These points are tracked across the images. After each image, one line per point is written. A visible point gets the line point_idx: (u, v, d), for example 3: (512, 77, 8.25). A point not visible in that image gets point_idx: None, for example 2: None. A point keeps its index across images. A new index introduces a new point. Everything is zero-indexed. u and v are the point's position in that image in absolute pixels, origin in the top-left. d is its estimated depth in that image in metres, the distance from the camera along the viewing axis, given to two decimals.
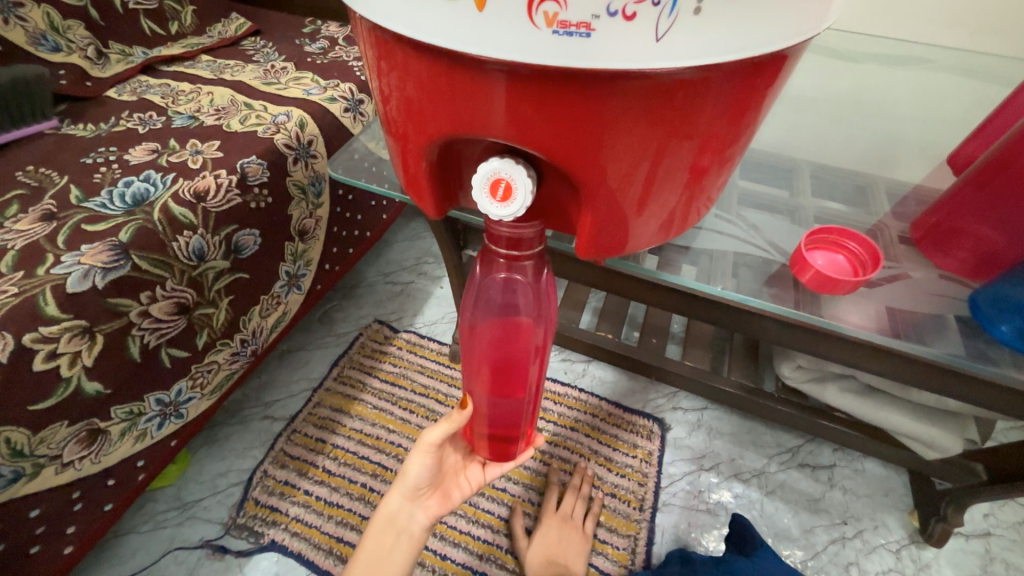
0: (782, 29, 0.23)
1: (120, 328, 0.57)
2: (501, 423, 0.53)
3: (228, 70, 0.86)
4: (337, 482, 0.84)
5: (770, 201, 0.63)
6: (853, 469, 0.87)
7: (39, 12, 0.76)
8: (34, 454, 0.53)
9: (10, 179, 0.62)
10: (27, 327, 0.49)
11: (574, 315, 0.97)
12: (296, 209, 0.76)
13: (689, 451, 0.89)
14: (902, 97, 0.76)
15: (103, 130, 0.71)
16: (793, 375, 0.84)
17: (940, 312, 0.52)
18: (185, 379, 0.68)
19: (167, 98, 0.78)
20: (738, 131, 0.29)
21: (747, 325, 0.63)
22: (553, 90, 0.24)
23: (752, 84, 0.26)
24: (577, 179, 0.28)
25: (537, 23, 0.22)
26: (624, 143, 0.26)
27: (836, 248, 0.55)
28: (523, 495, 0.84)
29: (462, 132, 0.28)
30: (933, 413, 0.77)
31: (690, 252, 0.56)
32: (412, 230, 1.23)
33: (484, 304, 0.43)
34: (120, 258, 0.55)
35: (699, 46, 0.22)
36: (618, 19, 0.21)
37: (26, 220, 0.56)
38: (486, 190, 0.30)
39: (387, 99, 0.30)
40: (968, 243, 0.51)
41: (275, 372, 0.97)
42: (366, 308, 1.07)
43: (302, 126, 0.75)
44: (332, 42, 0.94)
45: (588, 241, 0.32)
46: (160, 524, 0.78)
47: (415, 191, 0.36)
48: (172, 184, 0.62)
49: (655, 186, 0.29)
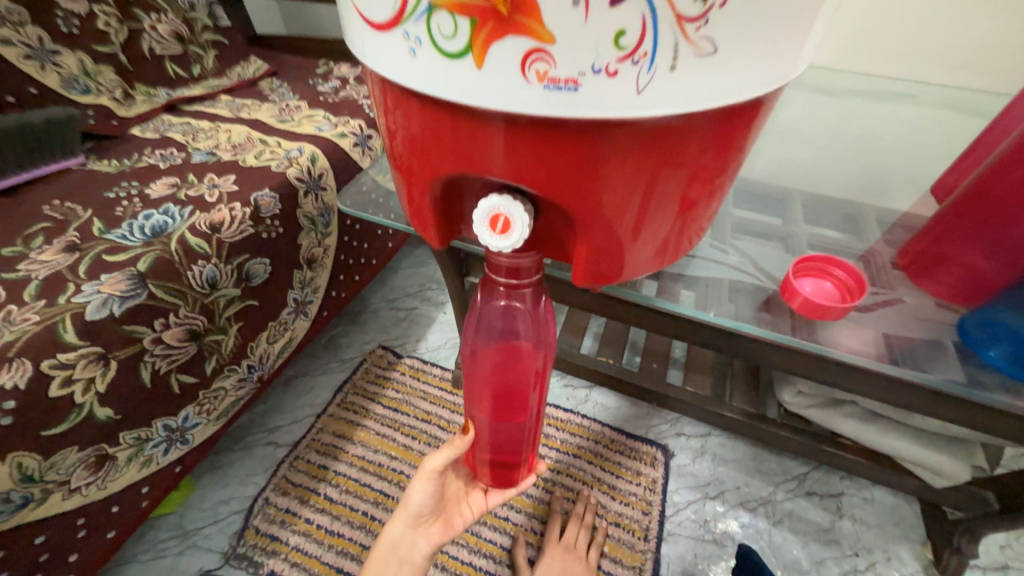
0: (758, 79, 0.26)
1: (134, 355, 0.58)
2: (502, 449, 0.53)
3: (245, 109, 0.91)
4: (339, 510, 0.83)
5: (762, 230, 0.66)
6: (863, 498, 0.86)
7: (74, 59, 0.82)
8: (43, 480, 0.54)
9: (37, 212, 0.65)
10: (46, 353, 0.51)
11: (576, 341, 0.99)
12: (305, 238, 0.79)
13: (694, 478, 0.88)
14: (888, 129, 0.78)
15: (126, 166, 0.75)
16: (795, 401, 0.83)
17: (934, 338, 0.53)
18: (193, 405, 0.69)
19: (188, 135, 0.83)
20: (723, 165, 0.31)
21: (747, 350, 0.64)
22: (547, 134, 0.26)
23: (731, 126, 0.28)
24: (572, 212, 0.30)
25: (529, 79, 0.24)
26: (615, 180, 0.28)
27: (823, 275, 0.56)
28: (525, 524, 0.83)
29: (465, 170, 0.30)
30: (939, 440, 0.76)
31: (686, 279, 0.57)
32: (416, 257, 1.26)
33: (485, 329, 0.45)
34: (137, 287, 0.58)
35: (677, 97, 0.24)
36: (602, 76, 0.23)
37: (50, 251, 0.59)
38: (486, 223, 0.32)
39: (394, 137, 0.33)
40: (956, 270, 0.52)
41: (280, 398, 0.98)
42: (371, 334, 1.09)
43: (314, 160, 0.79)
44: (343, 82, 1.00)
45: (584, 269, 0.34)
46: (160, 553, 0.78)
47: (420, 222, 0.38)
48: (189, 217, 0.65)
49: (647, 216, 0.31)
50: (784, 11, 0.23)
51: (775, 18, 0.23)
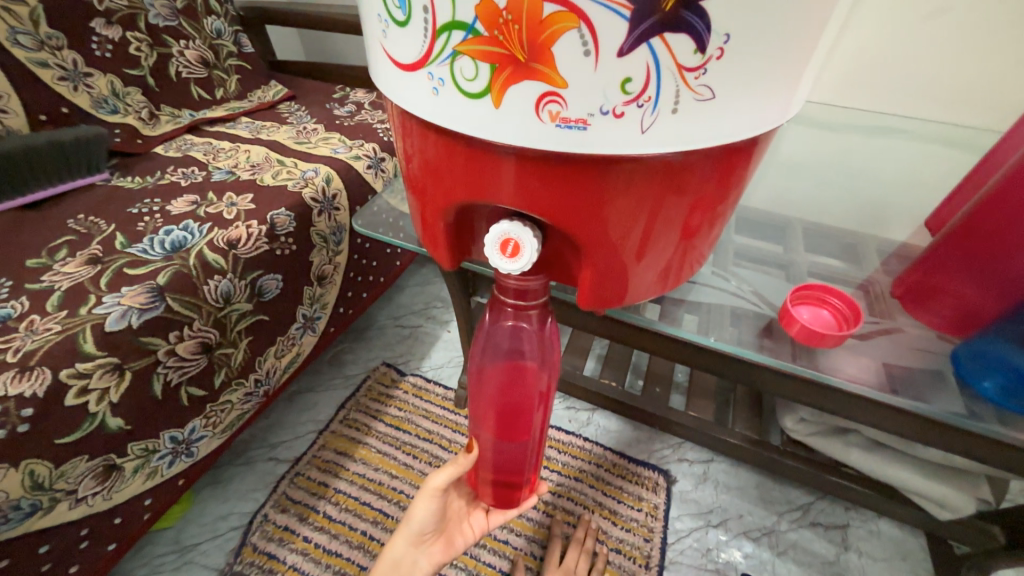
0: (755, 119, 0.28)
1: (148, 366, 0.60)
2: (504, 469, 0.54)
3: (264, 130, 0.95)
4: (337, 529, 0.82)
5: (763, 258, 0.67)
6: (868, 530, 0.85)
7: (105, 81, 0.86)
8: (52, 488, 0.54)
9: (62, 226, 0.68)
10: (65, 362, 0.52)
11: (579, 362, 1.00)
12: (317, 256, 0.81)
13: (696, 505, 0.87)
14: (885, 162, 0.81)
15: (149, 183, 0.78)
16: (798, 428, 0.83)
17: (931, 368, 0.54)
18: (200, 418, 0.70)
19: (209, 155, 0.86)
20: (723, 196, 0.33)
21: (748, 375, 0.64)
22: (556, 168, 0.28)
23: (730, 161, 0.30)
24: (578, 239, 0.32)
25: (542, 118, 0.26)
26: (620, 209, 0.30)
27: (821, 303, 0.58)
28: (525, 548, 0.82)
29: (478, 198, 0.32)
30: (943, 471, 0.75)
31: (687, 304, 0.59)
32: (422, 276, 1.28)
33: (492, 349, 0.46)
34: (155, 300, 0.60)
35: (678, 136, 0.26)
36: (610, 116, 0.25)
37: (74, 263, 0.61)
38: (497, 247, 0.34)
39: (412, 165, 0.35)
40: (950, 301, 0.53)
41: (283, 413, 0.98)
42: (376, 351, 1.10)
43: (329, 181, 0.82)
44: (358, 107, 1.04)
45: (590, 292, 0.36)
46: (157, 569, 0.77)
47: (433, 244, 0.40)
48: (208, 233, 0.68)
49: (650, 243, 0.33)
50: (778, 60, 0.26)
51: (769, 67, 0.25)
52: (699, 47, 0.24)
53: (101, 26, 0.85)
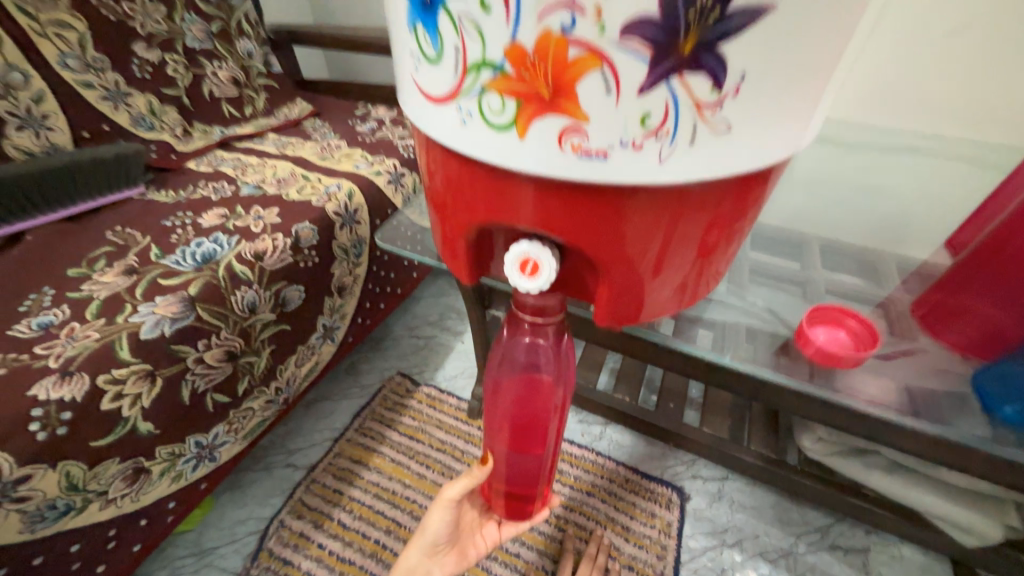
0: (771, 148, 0.28)
1: (177, 373, 0.62)
2: (518, 481, 0.54)
3: (290, 146, 0.99)
4: (351, 536, 0.83)
5: (778, 277, 0.67)
6: (890, 555, 0.82)
7: (143, 100, 0.91)
8: (85, 489, 0.57)
9: (101, 237, 0.71)
10: (103, 368, 0.55)
11: (592, 376, 1.00)
12: (337, 268, 0.83)
13: (711, 524, 0.86)
14: (903, 180, 0.80)
15: (181, 197, 0.82)
16: (816, 448, 0.82)
17: (952, 390, 0.53)
18: (223, 423, 0.72)
19: (238, 170, 0.90)
20: (738, 216, 0.34)
21: (764, 394, 0.64)
22: (576, 194, 0.29)
23: (745, 186, 0.31)
24: (596, 259, 0.33)
25: (564, 148, 0.27)
26: (637, 232, 0.31)
27: (838, 325, 0.59)
28: (536, 562, 0.82)
29: (500, 220, 0.34)
30: (966, 496, 0.74)
31: (703, 322, 0.59)
32: (438, 287, 1.30)
33: (508, 363, 0.47)
34: (186, 310, 0.62)
35: (695, 166, 0.27)
36: (629, 148, 0.26)
37: (111, 273, 0.65)
38: (517, 267, 0.35)
39: (436, 186, 0.37)
40: (974, 321, 0.53)
41: (300, 420, 1.00)
42: (391, 360, 1.12)
43: (351, 196, 0.84)
44: (380, 123, 1.08)
45: (606, 310, 0.37)
46: (176, 571, 0.79)
47: (453, 260, 0.41)
48: (236, 245, 0.70)
49: (665, 263, 0.34)
50: (792, 95, 0.26)
51: (784, 100, 0.26)
52: (715, 84, 0.25)
53: (142, 49, 0.90)
